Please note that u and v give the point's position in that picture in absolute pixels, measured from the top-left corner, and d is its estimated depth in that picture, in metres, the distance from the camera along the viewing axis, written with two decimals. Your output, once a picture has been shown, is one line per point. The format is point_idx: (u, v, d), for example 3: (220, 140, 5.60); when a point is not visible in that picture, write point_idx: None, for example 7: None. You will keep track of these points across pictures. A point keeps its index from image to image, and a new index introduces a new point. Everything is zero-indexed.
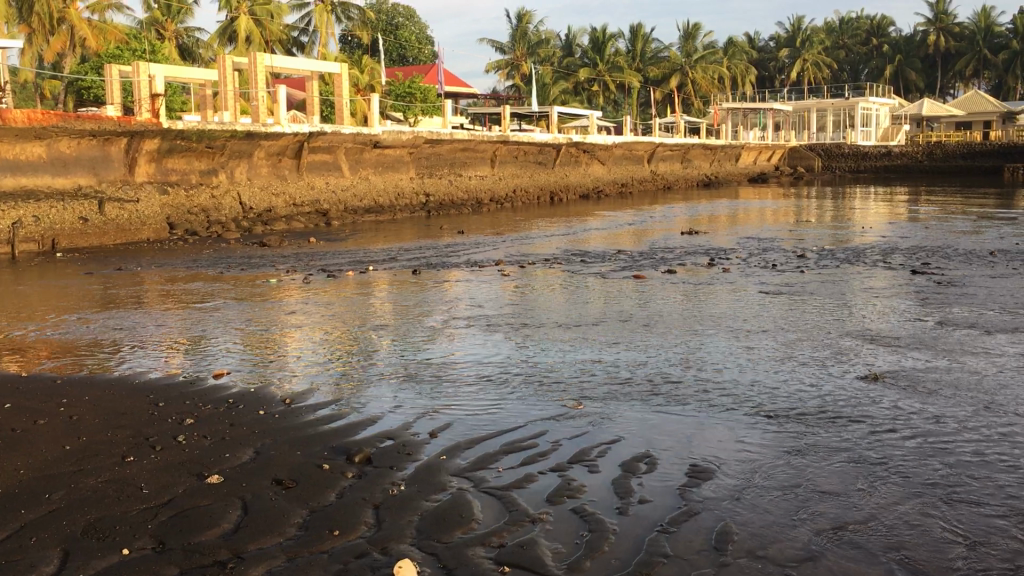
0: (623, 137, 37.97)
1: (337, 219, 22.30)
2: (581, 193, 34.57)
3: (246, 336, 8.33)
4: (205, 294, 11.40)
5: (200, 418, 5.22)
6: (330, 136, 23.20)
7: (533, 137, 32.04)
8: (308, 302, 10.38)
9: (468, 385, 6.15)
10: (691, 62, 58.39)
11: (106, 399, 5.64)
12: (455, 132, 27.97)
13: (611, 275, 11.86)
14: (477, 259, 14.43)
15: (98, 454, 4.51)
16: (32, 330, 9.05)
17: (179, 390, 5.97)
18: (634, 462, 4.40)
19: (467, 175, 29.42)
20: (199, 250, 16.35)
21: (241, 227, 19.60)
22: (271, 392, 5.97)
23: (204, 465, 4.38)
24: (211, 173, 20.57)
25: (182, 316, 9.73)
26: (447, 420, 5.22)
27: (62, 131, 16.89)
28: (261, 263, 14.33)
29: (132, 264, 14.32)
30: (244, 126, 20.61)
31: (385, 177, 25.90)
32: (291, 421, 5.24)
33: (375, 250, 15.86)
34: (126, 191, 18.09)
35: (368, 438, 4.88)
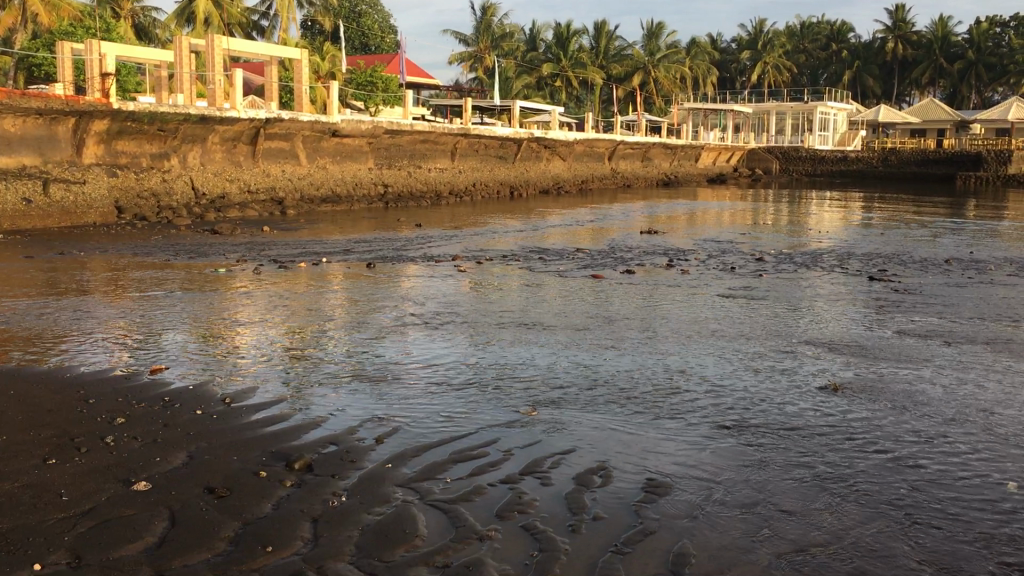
0: (585, 134, 37.89)
1: (292, 209, 21.89)
2: (541, 188, 34.43)
3: (192, 329, 8.02)
4: (149, 282, 11.03)
5: (133, 417, 4.94)
6: (288, 123, 22.75)
7: (494, 131, 31.80)
8: (258, 294, 10.09)
9: (418, 387, 5.92)
10: (654, 61, 58.50)
11: (34, 394, 5.33)
12: (416, 123, 27.63)
13: (569, 274, 11.70)
14: (434, 253, 14.17)
15: (17, 456, 4.21)
16: None
17: (114, 386, 5.67)
18: (588, 475, 4.22)
19: (426, 167, 29.11)
20: (148, 236, 15.91)
21: (193, 213, 19.17)
22: (212, 390, 5.70)
23: (132, 470, 4.10)
24: (164, 156, 20.02)
25: (126, 305, 9.37)
26: (395, 425, 4.99)
27: (6, 109, 16.28)
28: (212, 251, 13.95)
29: (76, 249, 13.85)
30: (199, 110, 20.10)
31: (342, 167, 25.50)
32: (229, 422, 4.98)
33: (329, 241, 15.52)
34: (73, 172, 17.54)
35: (310, 444, 4.63)
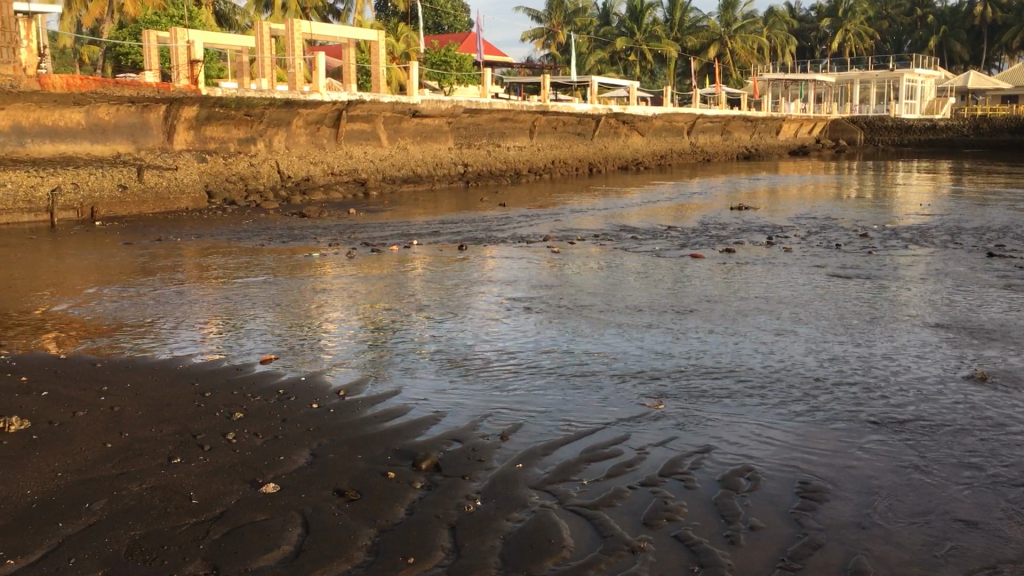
0: (664, 108, 37.19)
1: (375, 189, 21.88)
2: (620, 165, 33.89)
3: (286, 317, 7.91)
4: (242, 267, 11.04)
5: (250, 411, 4.82)
6: (369, 104, 22.75)
7: (573, 107, 31.39)
8: (348, 278, 10.02)
9: (533, 377, 5.70)
10: (731, 32, 57.10)
11: (150, 388, 5.25)
12: (495, 101, 27.41)
13: (664, 254, 11.33)
14: (522, 234, 13.93)
15: (141, 454, 4.11)
16: (66, 308, 8.66)
17: (226, 378, 5.57)
18: (734, 478, 3.95)
19: (505, 145, 28.88)
20: (239, 220, 16.04)
21: (280, 196, 19.29)
22: (324, 381, 5.56)
23: (257, 470, 3.97)
24: (250, 141, 20.19)
25: (219, 292, 9.33)
26: (518, 420, 4.77)
27: (100, 98, 16.53)
28: (302, 235, 13.96)
29: (171, 235, 13.98)
30: (283, 94, 20.22)
31: (423, 147, 25.43)
32: (347, 417, 4.83)
33: (415, 223, 15.43)
34: (164, 158, 17.78)
35: (433, 440, 4.45)
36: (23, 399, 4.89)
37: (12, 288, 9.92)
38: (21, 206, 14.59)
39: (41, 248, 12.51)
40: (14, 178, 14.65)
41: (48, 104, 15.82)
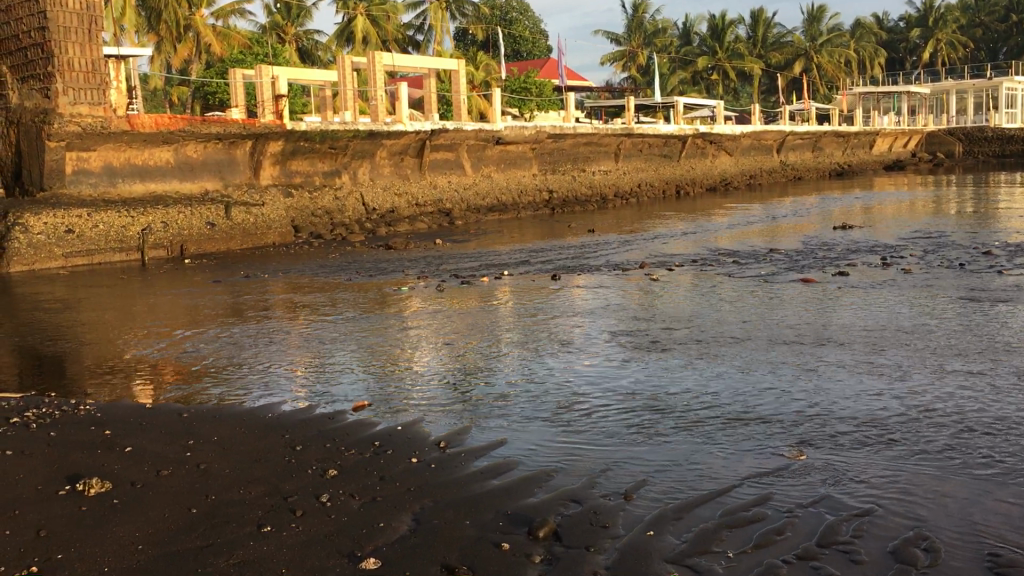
0: (751, 126, 36.28)
1: (460, 218, 21.62)
2: (708, 186, 33.06)
3: (372, 357, 7.54)
4: (328, 303, 10.81)
5: (346, 468, 4.42)
6: (452, 133, 22.61)
7: (658, 129, 30.83)
8: (433, 313, 9.70)
9: (651, 423, 5.16)
10: (816, 46, 55.68)
11: (238, 441, 4.90)
12: (578, 125, 27.08)
13: (772, 278, 10.67)
14: (616, 260, 13.43)
15: (229, 521, 3.73)
16: (156, 352, 8.44)
17: (318, 428, 5.19)
18: (908, 550, 3.36)
19: (590, 169, 28.43)
20: (327, 254, 15.91)
21: (366, 228, 19.18)
22: (422, 430, 5.14)
23: (355, 542, 3.54)
24: (335, 174, 20.27)
25: (307, 331, 9.05)
26: (641, 477, 4.24)
27: (189, 136, 16.67)
28: (390, 268, 13.71)
29: (260, 271, 13.88)
30: (367, 126, 20.24)
31: (507, 175, 25.17)
32: (450, 473, 4.38)
33: (504, 252, 15.07)
34: (252, 194, 17.81)
35: (549, 502, 3.96)
36: (107, 457, 4.58)
37: (102, 329, 9.85)
38: (111, 245, 14.69)
39: (132, 287, 12.53)
40: (105, 219, 14.75)
41: (140, 144, 16.00)
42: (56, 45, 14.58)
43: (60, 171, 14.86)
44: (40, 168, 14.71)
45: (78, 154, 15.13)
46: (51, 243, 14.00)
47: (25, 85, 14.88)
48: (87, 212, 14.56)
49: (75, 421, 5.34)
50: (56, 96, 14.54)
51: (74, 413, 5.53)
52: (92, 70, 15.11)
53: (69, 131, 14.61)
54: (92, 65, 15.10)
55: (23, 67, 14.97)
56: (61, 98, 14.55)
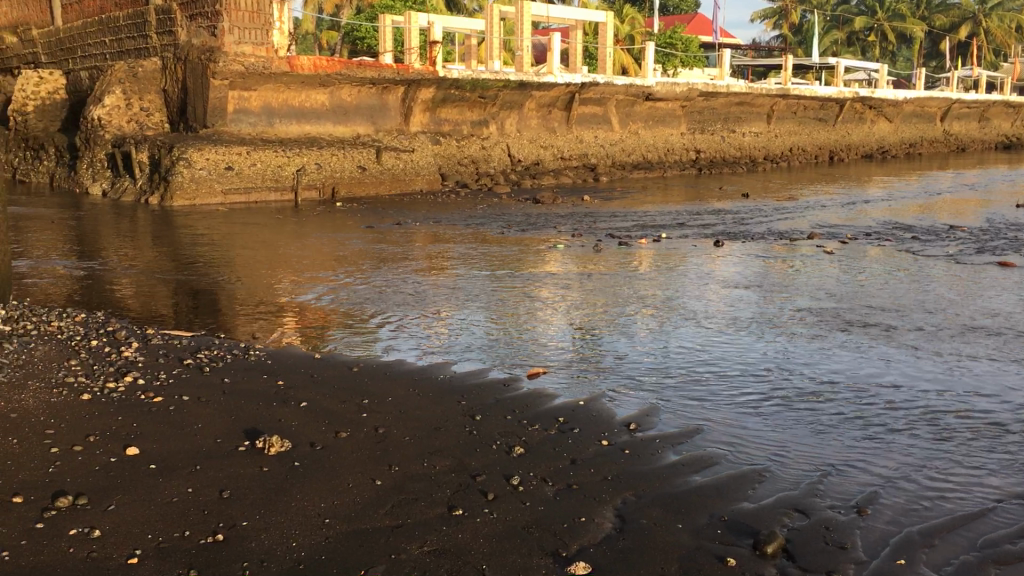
0: (916, 92, 34.04)
1: (606, 174, 21.05)
2: (864, 153, 31.28)
3: (532, 314, 7.12)
4: (480, 256, 10.51)
5: (533, 446, 4.06)
6: (603, 87, 21.95)
7: (815, 91, 29.21)
8: (591, 273, 9.21)
9: (863, 419, 4.60)
10: (987, 10, 51.79)
11: (413, 404, 4.61)
12: (732, 84, 25.90)
13: (964, 260, 9.72)
14: (778, 230, 12.62)
15: (417, 499, 3.43)
16: (311, 296, 8.23)
17: (494, 396, 4.85)
18: None
19: (741, 131, 27.24)
20: (474, 204, 15.68)
21: (510, 180, 18.89)
22: (605, 408, 4.72)
23: (558, 538, 3.17)
24: (482, 123, 19.96)
25: (463, 283, 8.71)
26: (870, 488, 3.73)
27: (344, 79, 16.54)
28: (540, 224, 13.32)
29: (409, 219, 13.75)
30: (518, 75, 19.82)
31: (655, 132, 24.32)
32: (646, 462, 3.96)
33: (654, 214, 14.45)
34: (401, 140, 17.66)
35: (770, 509, 3.50)
36: (281, 411, 4.38)
37: (257, 269, 9.82)
38: (267, 183, 14.83)
39: (287, 227, 12.60)
40: (262, 157, 14.86)
41: (297, 85, 16.00)
42: None
43: (223, 109, 15.08)
44: (203, 106, 14.97)
45: (240, 93, 15.31)
46: (212, 178, 14.30)
47: (192, 23, 15.17)
48: (246, 150, 14.72)
49: (246, 367, 5.19)
50: (223, 34, 14.68)
51: (244, 358, 5.39)
52: (257, 11, 15.09)
53: (232, 70, 14.80)
54: (257, 5, 15.08)
55: (192, 5, 15.15)
56: (227, 37, 14.68)
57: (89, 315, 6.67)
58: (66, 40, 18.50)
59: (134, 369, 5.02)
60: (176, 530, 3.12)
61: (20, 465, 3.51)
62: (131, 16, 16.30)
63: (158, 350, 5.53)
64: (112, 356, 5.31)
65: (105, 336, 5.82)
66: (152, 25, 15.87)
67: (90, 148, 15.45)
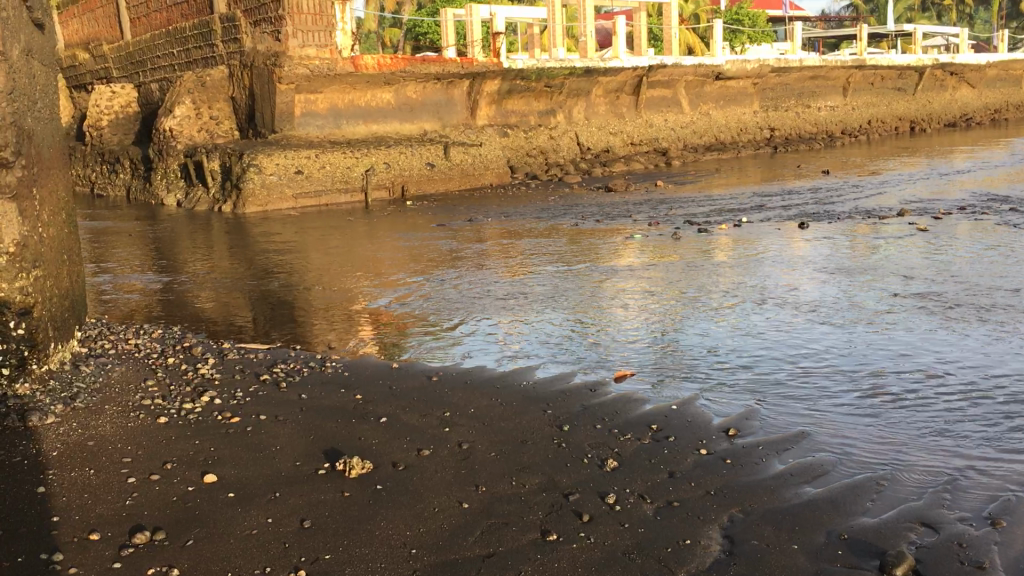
0: (1000, 55, 32.58)
1: (678, 158, 20.58)
2: (947, 122, 30.06)
3: (613, 311, 6.84)
4: (555, 250, 10.25)
5: (626, 459, 3.80)
6: (671, 68, 21.45)
7: (892, 60, 28.14)
8: (672, 263, 8.87)
9: (987, 415, 4.21)
10: None
11: (497, 416, 4.39)
12: (804, 57, 25.09)
13: None
14: (865, 208, 12.07)
15: (507, 523, 3.21)
16: (386, 300, 8.09)
17: (581, 403, 4.60)
18: None
19: (816, 105, 26.39)
20: (545, 196, 15.44)
21: (580, 168, 18.59)
22: (700, 411, 4.43)
23: (661, 567, 2.92)
24: (550, 113, 19.68)
25: (540, 281, 8.47)
26: (1004, 495, 3.37)
27: (409, 76, 16.41)
28: (614, 213, 13.03)
29: (480, 214, 13.57)
30: (583, 62, 19.49)
31: (727, 112, 23.69)
32: (751, 472, 3.66)
33: (732, 197, 14.01)
34: (469, 134, 17.49)
35: (895, 524, 3.18)
36: (361, 429, 4.22)
37: (331, 273, 9.75)
38: (337, 185, 14.80)
39: (359, 229, 12.54)
40: (331, 159, 14.84)
41: (362, 85, 15.94)
42: None
43: (290, 113, 15.13)
44: (272, 111, 15.03)
45: (306, 96, 15.32)
46: (282, 183, 14.35)
47: (256, 29, 15.19)
48: (315, 153, 14.71)
49: (323, 381, 5.06)
50: (286, 39, 14.61)
51: (321, 372, 5.25)
52: (320, 13, 15.02)
53: (298, 74, 14.80)
54: (319, 6, 15.02)
55: (255, 11, 15.18)
56: (291, 41, 14.62)
57: (165, 330, 6.65)
58: (137, 54, 18.83)
59: (210, 388, 4.94)
60: (256, 565, 2.96)
61: (96, 499, 3.43)
62: (197, 26, 16.45)
63: (234, 366, 5.45)
64: (188, 374, 5.25)
65: (182, 353, 5.78)
66: (218, 33, 15.98)
67: (164, 159, 15.67)
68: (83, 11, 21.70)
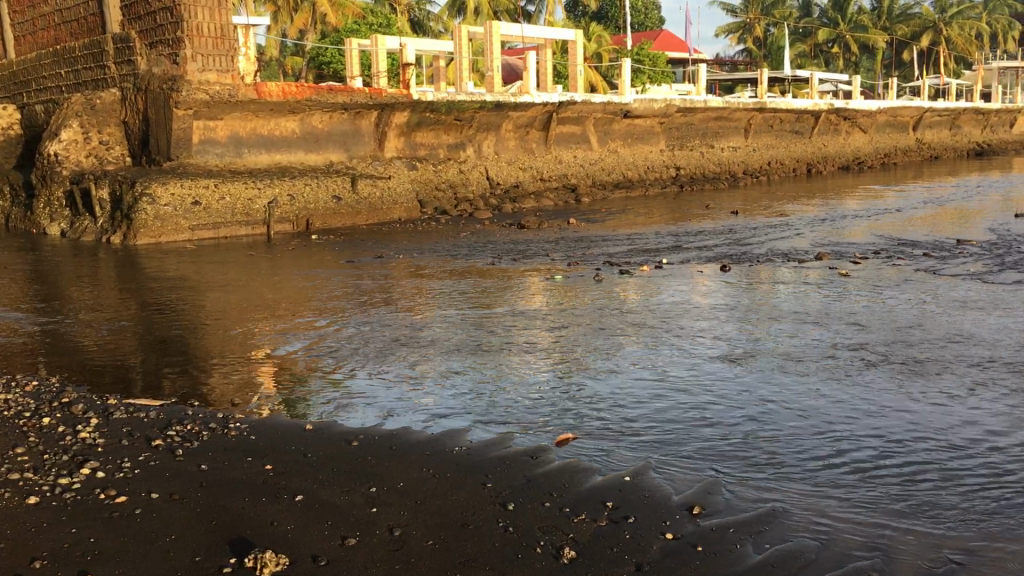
0: (889, 102, 33.84)
1: (587, 195, 20.40)
2: (841, 165, 30.95)
3: (543, 361, 6.33)
4: (471, 292, 9.73)
5: (585, 549, 3.32)
6: (581, 105, 21.32)
7: (790, 104, 28.83)
8: (595, 307, 8.46)
9: (967, 488, 3.87)
10: (945, 19, 52.11)
11: (430, 491, 3.87)
12: (709, 99, 25.41)
13: (991, 279, 9.08)
14: (780, 250, 11.99)
15: None
16: (292, 347, 7.40)
17: (524, 474, 4.10)
18: None
19: (719, 146, 26.75)
20: (455, 232, 14.96)
21: (489, 204, 18.17)
22: (658, 484, 3.97)
23: None
24: (459, 146, 19.29)
25: (457, 325, 7.91)
26: None
27: (315, 105, 15.70)
28: (530, 252, 12.63)
29: (390, 251, 12.97)
30: (493, 96, 19.17)
31: (634, 150, 23.73)
32: (727, 561, 3.23)
33: (646, 237, 13.79)
34: (377, 167, 16.87)
35: None
36: (274, 510, 3.64)
37: (227, 314, 9.00)
38: (238, 218, 14.01)
39: (260, 264, 11.79)
40: (231, 190, 14.04)
41: (265, 113, 15.16)
42: (186, 9, 13.87)
43: (188, 140, 14.28)
44: (167, 136, 14.17)
45: (206, 123, 14.50)
46: (178, 214, 13.49)
47: (153, 51, 14.40)
48: (215, 183, 13.89)
49: (226, 448, 4.43)
50: (185, 62, 13.90)
51: (224, 436, 4.61)
52: (222, 36, 14.34)
53: (197, 99, 13.99)
54: (221, 30, 14.33)
55: (152, 33, 14.41)
56: (189, 64, 13.91)
57: (41, 381, 5.88)
58: (20, 74, 17.69)
59: (93, 457, 4.27)
60: None
61: None
62: (89, 46, 15.50)
63: (122, 428, 4.76)
64: (65, 439, 4.53)
65: (59, 412, 5.04)
66: (111, 54, 15.10)
67: (47, 185, 14.53)
68: None
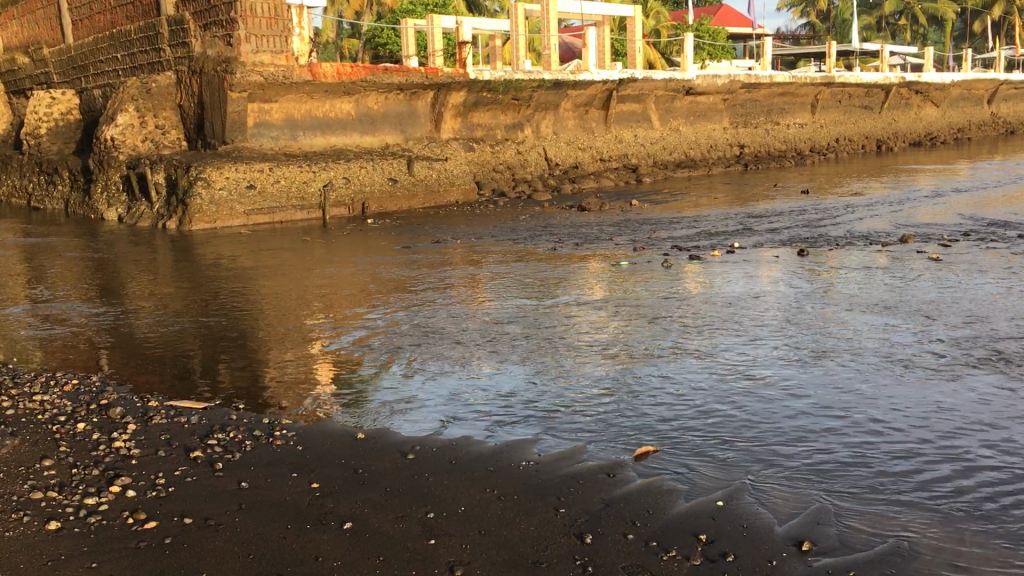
0: (963, 74, 32.37)
1: (649, 174, 19.74)
2: (913, 141, 29.68)
3: (618, 359, 5.80)
4: (534, 281, 9.22)
5: None
6: (641, 82, 20.63)
7: (860, 77, 27.70)
8: (668, 297, 7.89)
9: None
10: None
11: (495, 518, 3.41)
12: (775, 74, 24.45)
13: None
14: (860, 232, 11.26)
15: None
16: (347, 341, 6.97)
17: (603, 497, 3.60)
18: None
19: (785, 122, 25.78)
20: (514, 215, 14.45)
21: (549, 185, 17.63)
22: (757, 511, 3.46)
23: None
24: (517, 127, 18.73)
25: (521, 318, 7.39)
26: None
27: (370, 86, 15.29)
28: (594, 236, 12.07)
29: (448, 235, 12.52)
30: (553, 74, 18.61)
31: (697, 128, 22.91)
32: None
33: (714, 220, 13.13)
34: (433, 148, 16.41)
35: None
36: (319, 542, 3.21)
37: (280, 304, 8.62)
38: (292, 202, 13.70)
39: (315, 251, 11.42)
40: (286, 174, 13.71)
41: (319, 95, 14.76)
42: None
43: (242, 123, 13.99)
44: (222, 121, 13.91)
45: (260, 105, 14.20)
46: (232, 199, 13.22)
47: (207, 33, 14.11)
48: (269, 166, 13.56)
49: (270, 461, 4.01)
50: (239, 43, 13.61)
51: (269, 447, 4.18)
52: (275, 16, 14.01)
53: (250, 81, 13.68)
54: (274, 10, 13.99)
55: (205, 14, 14.11)
56: (243, 46, 13.61)
57: (82, 380, 5.55)
58: (78, 59, 17.57)
59: (127, 471, 3.88)
60: None
61: None
62: (143, 29, 15.30)
63: (159, 436, 4.37)
64: (98, 449, 4.15)
65: (95, 417, 4.67)
66: (165, 37, 14.86)
67: (104, 170, 14.40)
68: (22, 12, 20.29)
